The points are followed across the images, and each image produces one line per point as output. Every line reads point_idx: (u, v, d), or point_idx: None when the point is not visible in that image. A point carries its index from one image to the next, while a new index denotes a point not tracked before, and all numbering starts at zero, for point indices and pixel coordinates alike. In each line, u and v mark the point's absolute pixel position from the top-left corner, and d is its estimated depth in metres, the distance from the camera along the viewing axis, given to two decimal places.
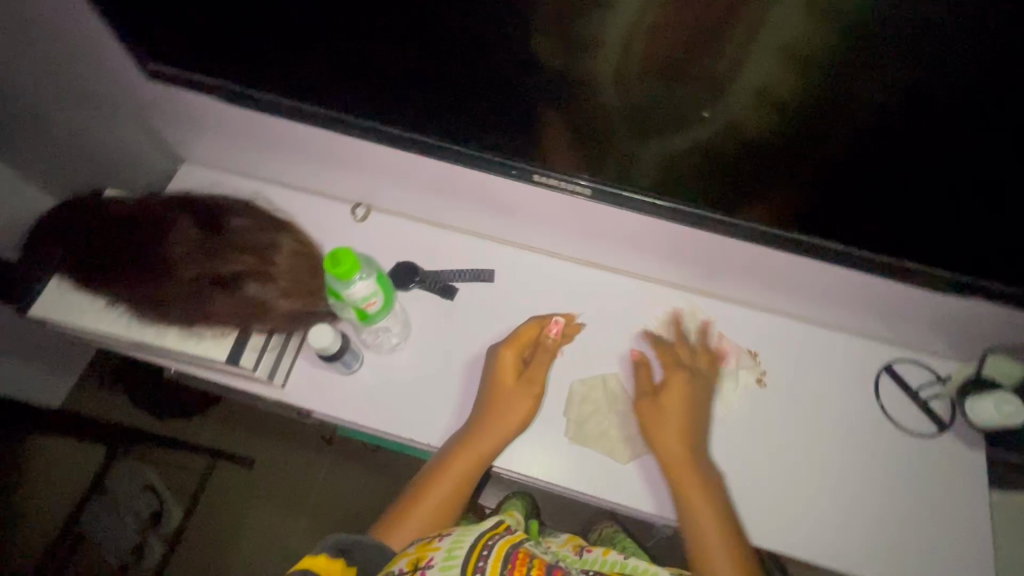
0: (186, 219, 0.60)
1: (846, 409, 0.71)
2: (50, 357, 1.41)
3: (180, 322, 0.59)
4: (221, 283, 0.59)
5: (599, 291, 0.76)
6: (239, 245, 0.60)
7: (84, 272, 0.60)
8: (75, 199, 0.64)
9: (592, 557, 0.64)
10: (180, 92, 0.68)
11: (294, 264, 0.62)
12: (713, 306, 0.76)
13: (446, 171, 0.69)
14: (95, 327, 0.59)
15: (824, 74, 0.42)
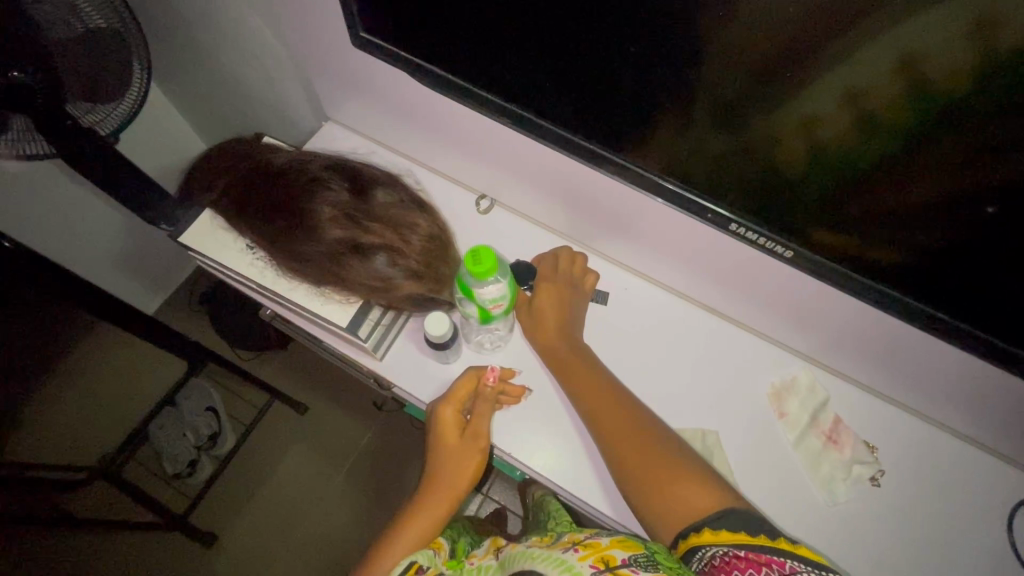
0: (335, 182, 0.61)
1: (967, 534, 0.63)
2: (155, 267, 1.52)
3: (313, 281, 0.60)
4: (356, 252, 0.58)
5: (712, 340, 0.72)
6: (381, 219, 0.60)
7: (235, 212, 0.62)
8: (239, 142, 0.67)
9: (501, 557, 0.61)
10: (349, 54, 0.69)
11: (427, 249, 0.61)
12: (835, 385, 0.70)
13: (589, 183, 0.67)
14: (233, 266, 0.62)
15: (965, 98, 0.32)
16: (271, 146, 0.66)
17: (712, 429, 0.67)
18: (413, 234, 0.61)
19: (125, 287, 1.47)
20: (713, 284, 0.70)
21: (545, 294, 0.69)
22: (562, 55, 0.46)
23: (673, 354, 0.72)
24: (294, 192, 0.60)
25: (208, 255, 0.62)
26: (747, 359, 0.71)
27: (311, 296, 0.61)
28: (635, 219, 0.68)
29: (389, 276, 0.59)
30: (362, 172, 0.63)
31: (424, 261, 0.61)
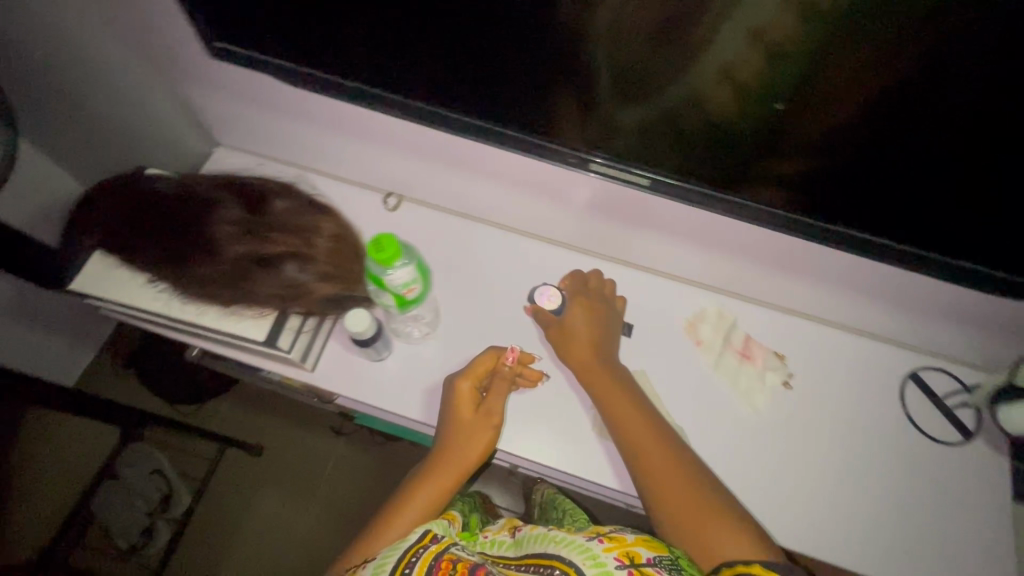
0: (226, 200, 0.61)
1: (869, 411, 0.71)
2: (67, 334, 1.42)
3: (222, 302, 0.59)
4: (262, 265, 0.59)
5: (628, 288, 0.77)
6: (282, 227, 0.60)
7: (126, 248, 0.60)
8: (119, 177, 0.65)
9: (522, 536, 0.63)
10: (222, 71, 0.69)
11: (333, 249, 0.62)
12: (740, 306, 0.76)
13: (483, 161, 0.70)
14: (132, 302, 0.59)
15: (817, 41, 0.41)
16: (153, 176, 0.64)
17: (640, 370, 0.72)
18: (318, 236, 0.62)
19: (42, 360, 1.37)
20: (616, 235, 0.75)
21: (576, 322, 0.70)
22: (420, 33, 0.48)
23: None
24: (184, 217, 0.60)
25: (105, 296, 0.59)
26: (661, 299, 0.76)
27: (226, 318, 0.60)
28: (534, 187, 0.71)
29: (300, 281, 0.60)
30: (254, 184, 0.63)
31: (334, 262, 0.62)
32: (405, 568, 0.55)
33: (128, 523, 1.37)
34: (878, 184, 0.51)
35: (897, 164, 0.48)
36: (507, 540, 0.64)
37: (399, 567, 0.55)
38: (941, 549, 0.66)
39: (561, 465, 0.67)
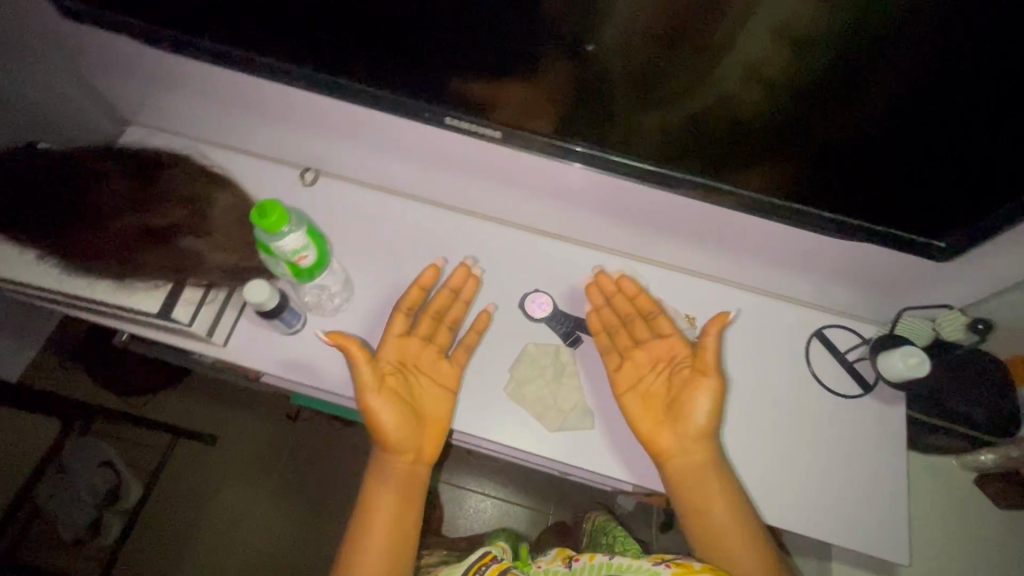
0: (117, 176, 0.61)
1: (776, 368, 0.74)
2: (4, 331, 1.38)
3: (114, 274, 0.58)
4: (153, 238, 0.59)
5: (545, 257, 0.78)
6: (175, 198, 0.62)
7: (9, 224, 0.58)
8: (4, 151, 0.62)
9: (580, 565, 0.62)
10: (118, 47, 0.68)
11: (227, 222, 0.63)
12: (653, 272, 0.78)
13: (390, 133, 0.70)
14: (20, 278, 0.58)
15: (839, 35, 0.43)
16: (44, 150, 0.63)
17: (563, 343, 0.73)
18: (213, 210, 0.63)
19: None
20: (530, 205, 0.76)
21: (706, 378, 0.65)
22: None
23: (513, 277, 0.76)
24: (73, 193, 0.59)
25: None
26: (577, 267, 0.77)
27: (122, 292, 0.59)
28: (442, 159, 0.72)
29: (191, 254, 0.60)
30: (148, 160, 0.63)
31: (230, 235, 0.62)
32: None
33: (73, 517, 1.34)
34: (879, 177, 0.54)
35: (765, 126, 0.51)
36: (563, 571, 0.64)
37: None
38: (846, 497, 0.68)
39: (478, 432, 0.68)
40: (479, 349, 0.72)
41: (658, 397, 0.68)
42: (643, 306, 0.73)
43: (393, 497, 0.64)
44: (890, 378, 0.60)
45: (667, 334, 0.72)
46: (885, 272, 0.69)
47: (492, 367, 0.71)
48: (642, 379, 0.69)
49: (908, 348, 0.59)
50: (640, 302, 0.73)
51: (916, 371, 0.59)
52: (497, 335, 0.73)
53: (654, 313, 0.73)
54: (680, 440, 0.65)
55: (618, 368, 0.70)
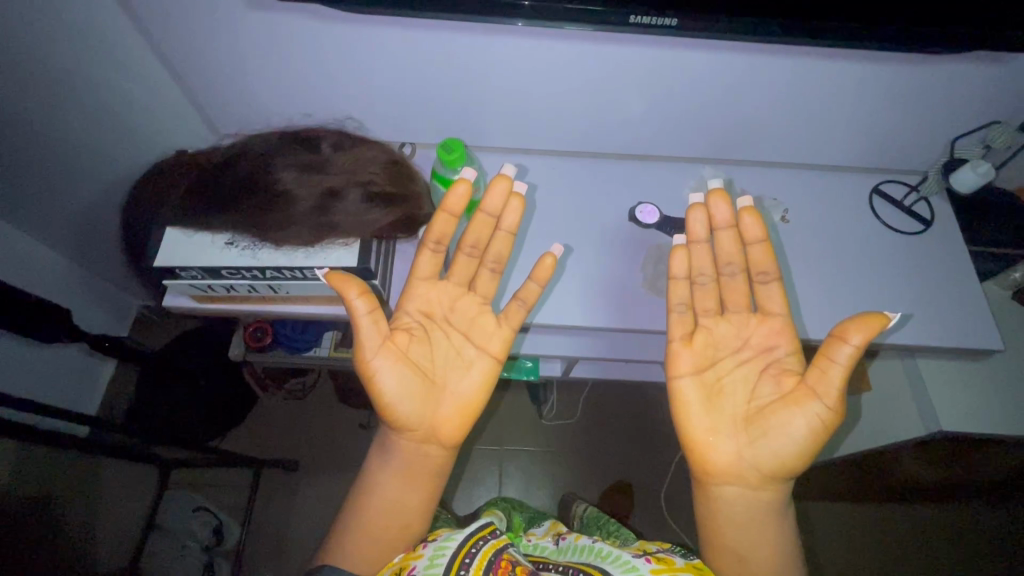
0: (284, 153, 0.65)
1: (851, 224, 0.86)
2: (66, 391, 1.37)
3: (308, 240, 0.64)
4: (335, 199, 0.64)
5: (633, 176, 0.88)
6: (340, 162, 0.66)
7: (198, 214, 0.64)
8: (174, 161, 0.70)
9: (569, 544, 0.76)
10: (229, 64, 0.72)
11: (391, 175, 0.67)
12: (725, 170, 0.90)
13: (494, 90, 0.77)
14: (219, 263, 0.64)
15: None
16: (203, 152, 0.69)
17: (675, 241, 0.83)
18: (376, 168, 0.67)
19: (57, 395, 1.34)
20: (616, 136, 0.86)
21: (809, 400, 0.63)
22: None
23: (612, 197, 0.86)
24: (249, 175, 0.64)
25: (193, 262, 0.63)
26: (664, 180, 0.88)
27: (309, 255, 0.65)
28: (542, 108, 0.80)
29: (372, 207, 0.64)
30: (303, 140, 0.68)
31: (397, 186, 0.67)
32: (460, 568, 0.57)
33: (184, 564, 1.34)
34: None
35: None
36: (551, 547, 0.79)
37: (453, 567, 0.57)
38: (941, 314, 0.81)
39: (628, 323, 0.78)
40: (606, 260, 0.82)
41: (735, 397, 0.69)
42: (757, 265, 0.70)
43: (395, 485, 0.66)
44: (968, 187, 0.78)
45: (770, 320, 0.70)
46: (938, 129, 0.81)
47: (621, 275, 0.81)
48: (719, 359, 0.71)
49: (975, 161, 0.77)
50: (753, 255, 0.71)
51: (985, 177, 0.76)
52: (616, 247, 0.83)
53: (766, 281, 0.71)
54: (736, 436, 0.67)
55: (692, 339, 0.71)
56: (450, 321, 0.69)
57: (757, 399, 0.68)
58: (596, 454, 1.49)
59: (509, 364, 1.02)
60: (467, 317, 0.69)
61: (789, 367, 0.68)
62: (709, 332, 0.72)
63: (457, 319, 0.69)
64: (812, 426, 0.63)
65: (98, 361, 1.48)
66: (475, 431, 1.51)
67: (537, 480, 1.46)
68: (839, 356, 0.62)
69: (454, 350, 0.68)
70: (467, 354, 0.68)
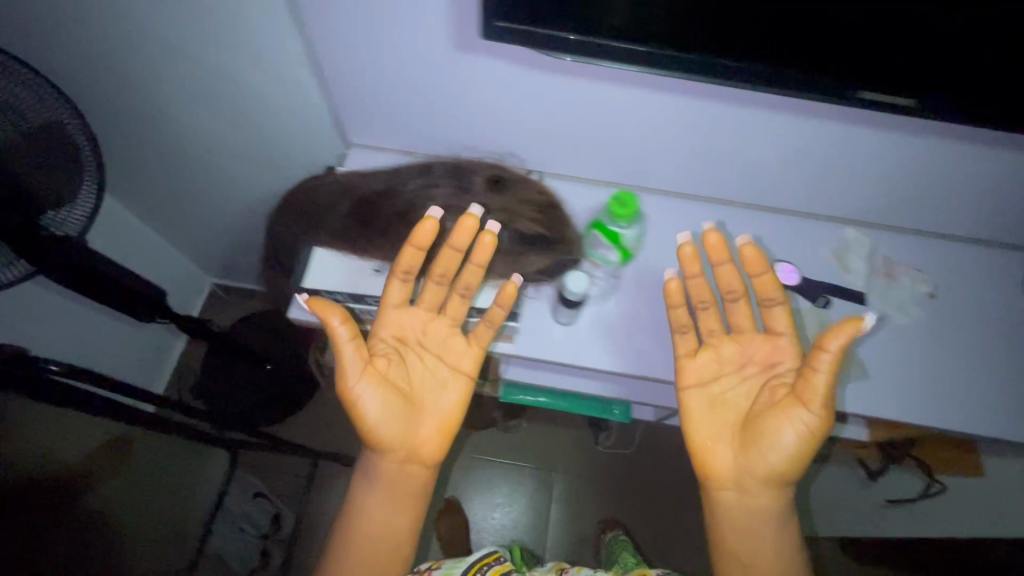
0: (442, 187, 0.65)
1: (1004, 308, 0.80)
2: (143, 358, 1.42)
3: (457, 278, 0.65)
4: (492, 241, 0.64)
5: (769, 226, 0.83)
6: (495, 201, 0.65)
7: (356, 241, 0.64)
8: (323, 176, 0.70)
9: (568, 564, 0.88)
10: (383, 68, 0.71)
11: (546, 218, 0.67)
12: (869, 232, 0.84)
13: (641, 129, 0.73)
14: (368, 292, 0.64)
15: None
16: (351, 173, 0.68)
17: (809, 308, 0.77)
18: (531, 210, 0.66)
19: (129, 368, 1.38)
20: (758, 188, 0.81)
21: (794, 408, 0.60)
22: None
23: (745, 247, 0.82)
24: (409, 207, 0.64)
25: (342, 290, 0.64)
26: (804, 235, 0.83)
27: (461, 291, 0.65)
28: (693, 154, 0.76)
29: (525, 252, 0.65)
30: (459, 173, 0.65)
31: (551, 230, 0.67)
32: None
33: (242, 550, 1.37)
34: None
35: None
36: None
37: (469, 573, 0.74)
38: None
39: None
40: None
41: (737, 404, 0.65)
42: (762, 291, 0.63)
43: (381, 510, 0.61)
44: None
45: (775, 339, 0.64)
46: None
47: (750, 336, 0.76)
48: (723, 373, 0.66)
49: None
50: (759, 283, 0.63)
51: None
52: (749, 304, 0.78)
53: (772, 304, 0.63)
54: (735, 441, 0.63)
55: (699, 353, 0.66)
56: (424, 345, 0.65)
57: (755, 406, 0.63)
58: (653, 489, 1.46)
59: (594, 407, 0.96)
60: (440, 342, 0.64)
61: (786, 382, 0.63)
62: (715, 351, 0.66)
63: (431, 344, 0.64)
64: (800, 434, 0.59)
65: (171, 334, 1.52)
66: (534, 448, 1.49)
67: (592, 509, 1.44)
68: (820, 364, 0.58)
69: (431, 376, 0.64)
70: (442, 377, 0.64)
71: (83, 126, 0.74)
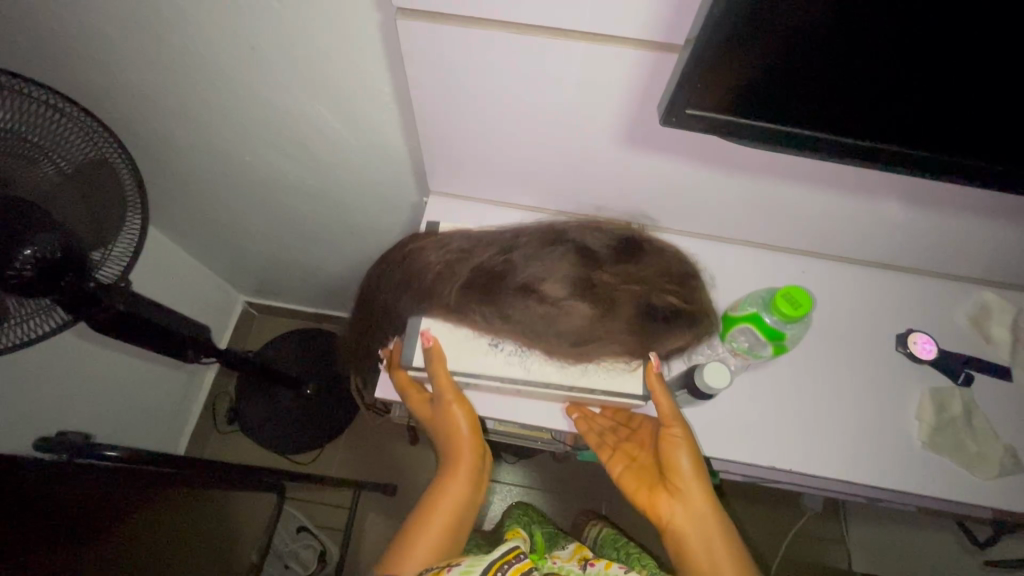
0: (570, 254, 0.62)
1: None
2: (181, 387, 1.37)
3: (578, 355, 0.61)
4: (629, 318, 0.61)
5: (894, 288, 0.75)
6: (624, 278, 0.62)
7: (465, 311, 0.61)
8: (433, 238, 0.68)
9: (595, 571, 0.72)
10: (484, 122, 0.63)
11: (683, 289, 0.64)
12: (1006, 295, 0.75)
13: (773, 191, 0.65)
14: (485, 366, 0.62)
15: None
16: (476, 238, 0.66)
17: (952, 389, 0.69)
18: (668, 282, 0.64)
19: (167, 399, 1.32)
20: (887, 250, 0.73)
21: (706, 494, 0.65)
22: (947, 85, 0.38)
23: (872, 313, 0.74)
24: (532, 279, 0.60)
25: (461, 366, 0.62)
26: (935, 301, 0.75)
27: (584, 371, 0.63)
28: (826, 219, 0.68)
29: (662, 330, 0.62)
30: (585, 236, 0.64)
31: (688, 303, 0.64)
32: None
33: None
34: None
35: None
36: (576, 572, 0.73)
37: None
38: None
39: (895, 485, 0.66)
40: (872, 402, 0.69)
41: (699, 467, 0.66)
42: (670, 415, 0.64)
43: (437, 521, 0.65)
44: None
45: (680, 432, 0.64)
46: None
47: (884, 420, 0.69)
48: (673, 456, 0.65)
49: None
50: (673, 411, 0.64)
51: None
52: (879, 381, 0.70)
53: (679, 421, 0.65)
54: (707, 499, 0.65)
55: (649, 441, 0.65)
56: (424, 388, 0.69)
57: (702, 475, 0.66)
58: None
59: None
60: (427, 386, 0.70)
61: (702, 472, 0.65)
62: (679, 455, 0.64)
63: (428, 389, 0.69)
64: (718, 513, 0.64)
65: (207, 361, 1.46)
66: (588, 482, 1.42)
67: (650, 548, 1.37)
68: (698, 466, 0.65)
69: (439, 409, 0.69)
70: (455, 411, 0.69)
71: (129, 161, 0.65)
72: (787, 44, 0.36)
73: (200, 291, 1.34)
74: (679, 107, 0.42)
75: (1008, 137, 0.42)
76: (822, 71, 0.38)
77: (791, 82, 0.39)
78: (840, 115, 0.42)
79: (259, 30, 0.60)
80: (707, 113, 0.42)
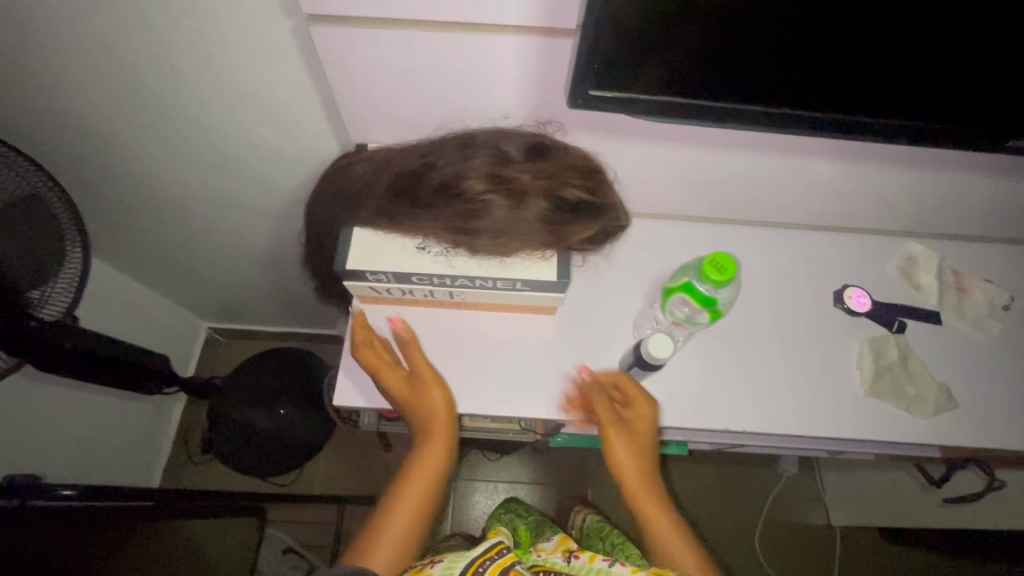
0: (479, 155, 0.59)
1: None
2: (148, 419, 1.34)
3: (499, 253, 0.61)
4: (540, 212, 0.58)
5: (825, 243, 0.79)
6: (533, 171, 0.59)
7: (390, 217, 0.60)
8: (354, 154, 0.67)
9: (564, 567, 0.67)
10: (411, 116, 0.64)
11: (590, 181, 0.61)
12: (927, 242, 0.80)
13: (696, 160, 0.68)
14: (409, 267, 0.61)
15: None
16: (395, 151, 0.64)
17: (886, 335, 0.73)
18: (573, 176, 0.60)
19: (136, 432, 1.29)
20: (813, 208, 0.77)
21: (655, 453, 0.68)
22: (823, 48, 0.41)
23: (806, 270, 0.77)
24: (451, 177, 0.59)
25: (382, 269, 0.61)
26: (864, 253, 0.79)
27: (502, 263, 0.62)
28: (753, 184, 0.72)
29: (574, 222, 0.60)
30: (500, 141, 0.60)
31: (595, 194, 0.61)
32: None
33: None
34: None
35: None
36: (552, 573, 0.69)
37: None
38: None
39: (843, 432, 0.69)
40: (814, 355, 0.72)
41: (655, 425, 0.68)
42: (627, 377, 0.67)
43: (410, 504, 0.66)
44: None
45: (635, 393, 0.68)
46: None
47: (826, 371, 0.72)
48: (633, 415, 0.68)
49: None
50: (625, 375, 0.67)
51: None
52: (818, 334, 0.74)
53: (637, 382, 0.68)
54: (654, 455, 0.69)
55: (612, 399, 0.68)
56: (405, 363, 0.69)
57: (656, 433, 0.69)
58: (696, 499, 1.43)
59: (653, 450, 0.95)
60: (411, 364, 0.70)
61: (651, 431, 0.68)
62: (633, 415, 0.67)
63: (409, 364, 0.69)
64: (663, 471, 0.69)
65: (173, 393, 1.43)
66: (571, 469, 1.44)
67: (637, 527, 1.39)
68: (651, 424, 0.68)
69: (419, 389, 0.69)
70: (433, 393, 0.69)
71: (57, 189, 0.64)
72: (668, 20, 0.38)
73: (158, 319, 1.31)
74: (582, 87, 0.43)
75: (889, 92, 0.45)
76: (708, 46, 0.41)
77: (681, 58, 0.41)
78: (735, 86, 0.44)
79: (176, 49, 0.60)
80: (607, 89, 0.44)
